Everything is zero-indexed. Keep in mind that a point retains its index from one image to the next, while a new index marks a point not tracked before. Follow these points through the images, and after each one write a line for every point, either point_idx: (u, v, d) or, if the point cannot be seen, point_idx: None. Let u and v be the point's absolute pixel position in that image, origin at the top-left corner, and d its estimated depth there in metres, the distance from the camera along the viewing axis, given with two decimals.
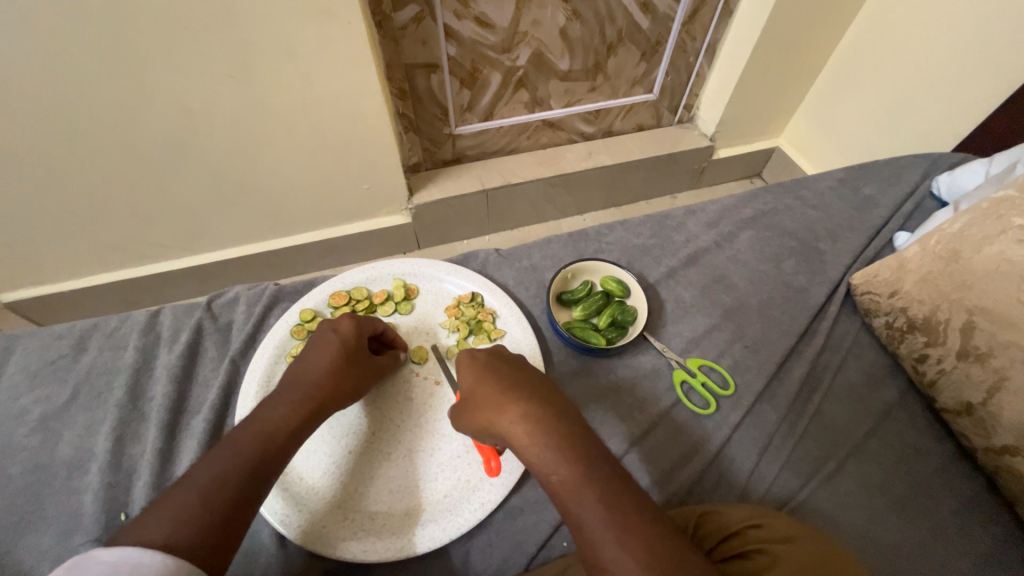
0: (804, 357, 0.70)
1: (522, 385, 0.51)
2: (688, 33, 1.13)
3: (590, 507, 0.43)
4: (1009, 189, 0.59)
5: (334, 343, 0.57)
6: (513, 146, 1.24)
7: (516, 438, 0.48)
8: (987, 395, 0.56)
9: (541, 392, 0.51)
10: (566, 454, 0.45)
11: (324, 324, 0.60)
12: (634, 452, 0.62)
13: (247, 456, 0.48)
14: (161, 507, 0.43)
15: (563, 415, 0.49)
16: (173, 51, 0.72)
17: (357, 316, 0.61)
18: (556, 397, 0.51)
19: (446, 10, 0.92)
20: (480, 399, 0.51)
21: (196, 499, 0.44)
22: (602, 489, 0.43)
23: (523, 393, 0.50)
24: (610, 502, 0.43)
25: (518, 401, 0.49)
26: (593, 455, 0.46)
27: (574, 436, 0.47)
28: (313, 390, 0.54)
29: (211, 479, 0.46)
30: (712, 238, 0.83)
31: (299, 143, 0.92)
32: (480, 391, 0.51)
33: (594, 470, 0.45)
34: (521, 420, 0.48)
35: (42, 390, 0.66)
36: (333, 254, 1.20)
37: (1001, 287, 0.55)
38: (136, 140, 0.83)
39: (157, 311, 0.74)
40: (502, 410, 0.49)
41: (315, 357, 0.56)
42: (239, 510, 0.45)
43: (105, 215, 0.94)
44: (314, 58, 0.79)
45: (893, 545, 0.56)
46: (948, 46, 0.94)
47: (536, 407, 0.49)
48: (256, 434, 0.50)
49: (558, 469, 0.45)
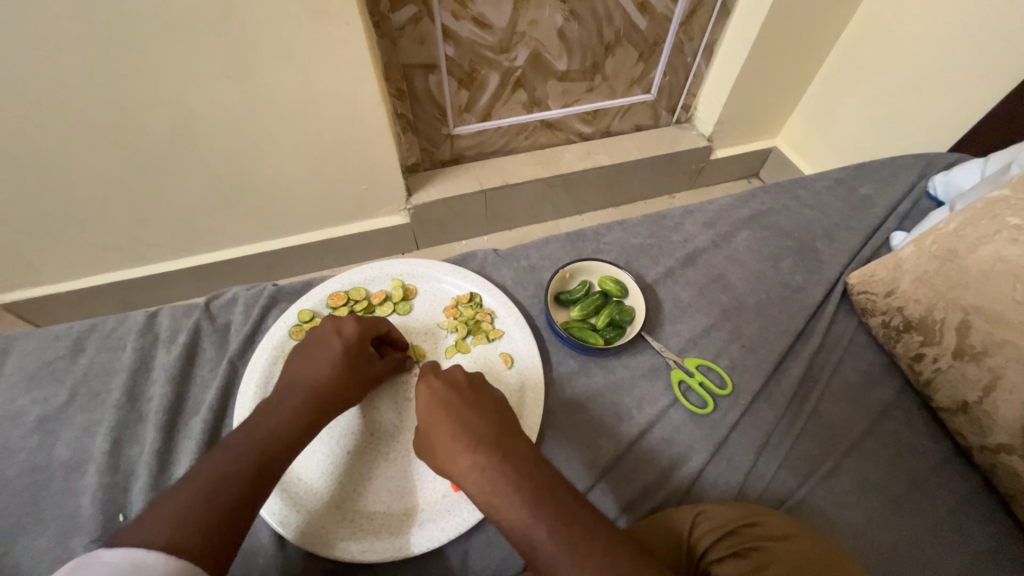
0: (802, 355, 0.70)
1: (473, 425, 0.49)
2: (686, 34, 1.13)
3: (542, 546, 0.43)
4: (1004, 190, 0.60)
5: (337, 347, 0.57)
6: (511, 146, 1.24)
7: (467, 486, 0.47)
8: (982, 394, 0.57)
9: (491, 431, 0.49)
10: (516, 499, 0.45)
11: (328, 323, 0.60)
12: (602, 483, 0.61)
13: (248, 458, 0.48)
14: (161, 508, 0.43)
15: (514, 455, 0.48)
16: (171, 50, 0.72)
17: (362, 319, 0.61)
18: (509, 434, 0.50)
19: (444, 11, 0.92)
20: (432, 443, 0.50)
21: (198, 500, 0.44)
22: (553, 526, 0.43)
23: (471, 438, 0.48)
24: (563, 538, 0.43)
25: (466, 448, 0.47)
26: (544, 490, 0.46)
27: (525, 477, 0.46)
28: (314, 396, 0.54)
29: (212, 481, 0.46)
30: (710, 238, 0.83)
31: (298, 144, 0.92)
32: (430, 435, 0.50)
33: (547, 508, 0.44)
34: (471, 467, 0.47)
35: (40, 390, 0.66)
36: (332, 254, 1.20)
37: (997, 286, 0.56)
38: (134, 141, 0.83)
39: (156, 312, 0.74)
40: (452, 458, 0.48)
41: (317, 361, 0.56)
42: (240, 512, 0.45)
43: (103, 215, 0.94)
44: (312, 58, 0.79)
45: (889, 544, 0.57)
46: (944, 47, 0.95)
47: (485, 453, 0.47)
48: (258, 436, 0.50)
49: (509, 513, 0.45)
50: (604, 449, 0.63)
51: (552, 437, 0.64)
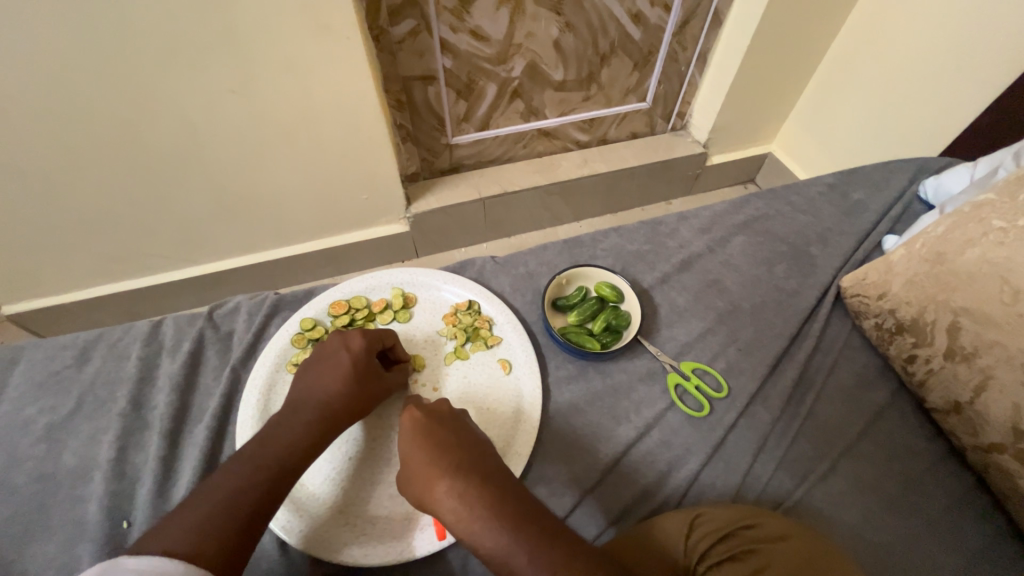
0: (796, 359, 0.71)
1: (450, 452, 0.50)
2: (679, 43, 1.15)
3: (521, 572, 0.44)
4: (991, 193, 0.61)
5: (347, 361, 0.58)
6: (509, 155, 1.25)
7: (446, 515, 0.47)
8: (974, 395, 0.58)
9: (469, 457, 0.50)
10: (495, 524, 0.45)
11: (336, 338, 0.61)
12: (586, 502, 0.60)
13: (262, 468, 0.50)
14: (182, 518, 0.44)
15: (491, 481, 0.48)
16: (176, 65, 0.74)
17: (368, 333, 0.62)
18: (484, 460, 0.50)
19: (442, 24, 0.95)
20: (410, 472, 0.50)
21: (218, 510, 0.46)
22: (532, 551, 0.44)
23: (448, 464, 0.49)
24: (542, 562, 0.43)
25: (443, 475, 0.48)
26: (520, 513, 0.46)
27: (504, 502, 0.47)
28: (326, 411, 0.55)
29: (232, 492, 0.47)
30: (705, 243, 0.84)
31: (300, 155, 0.94)
32: (408, 466, 0.50)
33: (522, 532, 0.45)
34: (449, 495, 0.47)
35: (46, 400, 0.67)
36: (332, 263, 1.21)
37: (985, 287, 0.57)
38: (140, 154, 0.85)
39: (159, 321, 0.75)
40: (430, 486, 0.48)
41: (328, 377, 0.57)
42: (256, 524, 0.47)
43: (108, 226, 0.96)
44: (315, 72, 0.81)
45: (886, 544, 0.57)
46: (934, 53, 0.97)
47: (462, 479, 0.48)
48: (275, 448, 0.52)
49: (487, 538, 0.45)
50: (602, 453, 0.64)
51: (551, 441, 0.65)
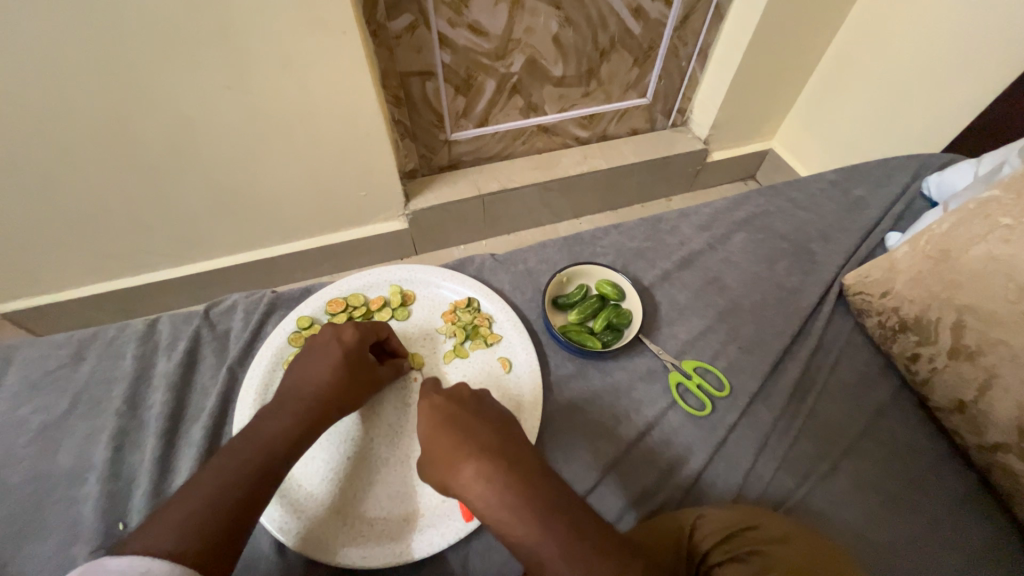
0: (798, 357, 0.70)
1: (476, 434, 0.49)
2: (680, 38, 1.14)
3: (551, 561, 0.43)
4: (996, 189, 0.60)
5: (338, 352, 0.58)
6: (508, 151, 1.24)
7: (472, 499, 0.46)
8: (977, 394, 0.57)
9: (496, 439, 0.49)
10: (525, 509, 0.44)
11: (328, 330, 0.60)
12: (604, 486, 0.61)
13: (251, 464, 0.49)
14: (166, 516, 0.44)
15: (519, 464, 0.47)
16: (171, 60, 0.73)
17: (361, 325, 0.61)
18: (511, 443, 0.49)
19: (441, 19, 0.93)
20: (434, 454, 0.49)
21: (202, 507, 0.45)
22: (564, 539, 0.43)
23: (475, 446, 0.48)
24: (573, 552, 0.43)
25: (470, 457, 0.47)
26: (550, 497, 0.45)
27: (535, 488, 0.46)
28: (314, 401, 0.55)
29: (216, 488, 0.46)
30: (705, 241, 0.84)
31: (297, 152, 0.93)
32: (432, 447, 0.49)
33: (554, 519, 0.44)
34: (476, 479, 0.46)
35: (41, 399, 0.66)
36: (330, 261, 1.20)
37: (990, 285, 0.56)
38: (135, 150, 0.84)
39: (155, 320, 0.74)
40: (456, 469, 0.47)
41: (317, 368, 0.57)
42: (244, 519, 0.46)
43: (103, 224, 0.95)
44: (312, 68, 0.80)
45: (889, 544, 0.57)
46: (938, 48, 0.96)
47: (489, 463, 0.47)
48: (261, 442, 0.51)
49: (518, 525, 0.44)
50: (602, 452, 0.63)
51: (552, 440, 0.64)
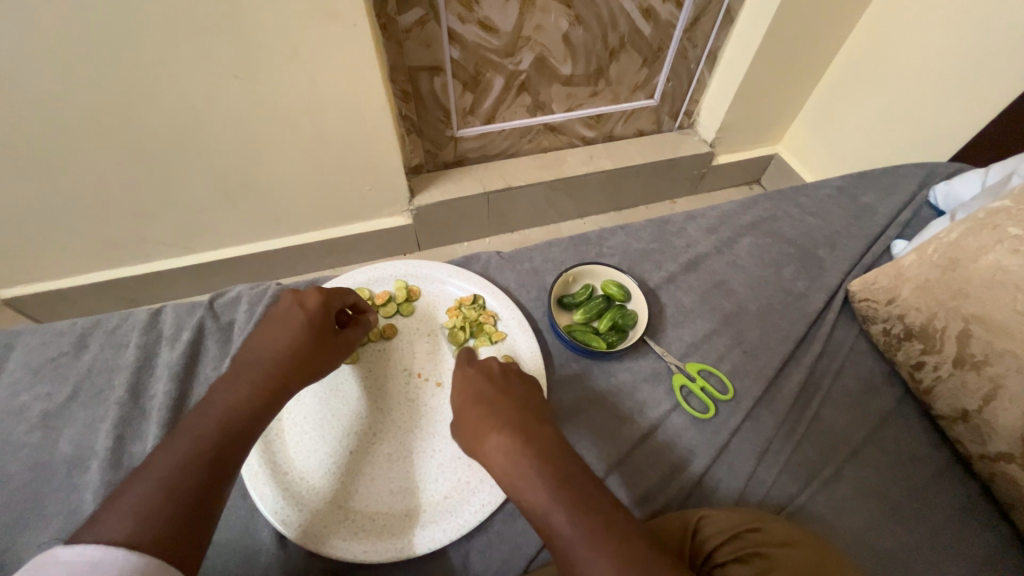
0: (802, 363, 0.70)
1: (499, 409, 0.50)
2: (689, 40, 1.14)
3: (559, 529, 0.42)
4: (1006, 200, 0.60)
5: (300, 319, 0.57)
6: (515, 149, 1.24)
7: (494, 467, 0.47)
8: (982, 403, 0.57)
9: (516, 414, 0.49)
10: (537, 481, 0.44)
11: (290, 298, 0.60)
12: (616, 473, 0.62)
13: (208, 440, 0.47)
14: (119, 500, 0.42)
15: (537, 438, 0.47)
16: (178, 50, 0.73)
17: (324, 290, 0.61)
18: (536, 419, 0.50)
19: (451, 14, 0.93)
20: (465, 422, 0.51)
21: (156, 489, 0.43)
22: (572, 509, 0.42)
23: (496, 419, 0.49)
24: (583, 524, 0.42)
25: (494, 427, 0.48)
26: (568, 470, 0.45)
27: (550, 460, 0.46)
28: (274, 368, 0.54)
29: (171, 470, 0.44)
30: (712, 244, 0.83)
31: (302, 144, 0.92)
32: (463, 417, 0.51)
33: (567, 494, 0.43)
34: (498, 447, 0.47)
35: (42, 387, 0.66)
36: (334, 254, 1.20)
37: (997, 296, 0.56)
38: (141, 139, 0.84)
39: (159, 309, 0.74)
40: (481, 439, 0.49)
41: (278, 334, 0.56)
42: (205, 496, 0.44)
43: (106, 211, 0.94)
44: (319, 60, 0.80)
45: (888, 551, 0.57)
46: (948, 57, 0.95)
47: (511, 435, 0.47)
48: (216, 417, 0.49)
49: (530, 496, 0.44)
50: (606, 451, 0.63)
51: None
